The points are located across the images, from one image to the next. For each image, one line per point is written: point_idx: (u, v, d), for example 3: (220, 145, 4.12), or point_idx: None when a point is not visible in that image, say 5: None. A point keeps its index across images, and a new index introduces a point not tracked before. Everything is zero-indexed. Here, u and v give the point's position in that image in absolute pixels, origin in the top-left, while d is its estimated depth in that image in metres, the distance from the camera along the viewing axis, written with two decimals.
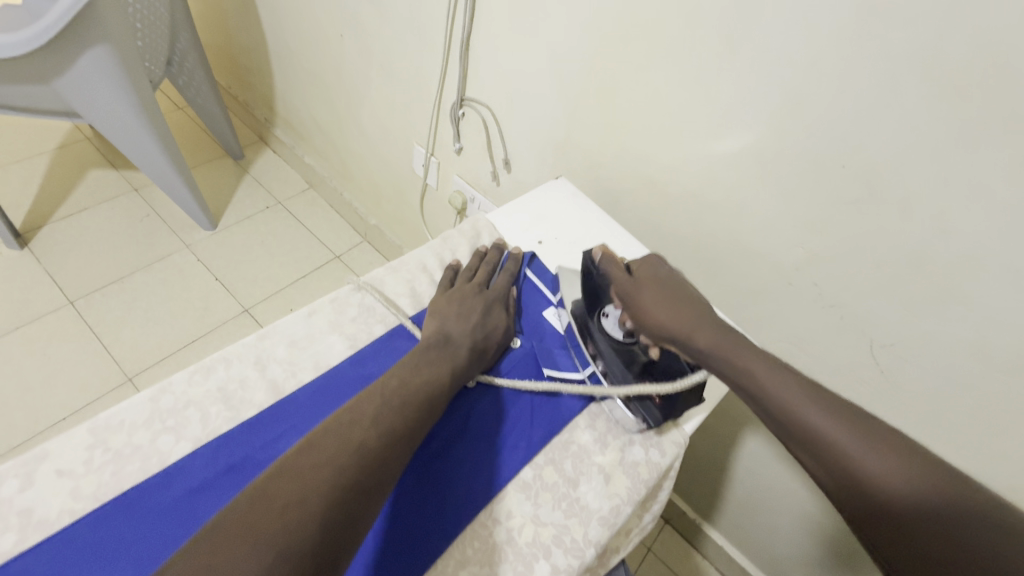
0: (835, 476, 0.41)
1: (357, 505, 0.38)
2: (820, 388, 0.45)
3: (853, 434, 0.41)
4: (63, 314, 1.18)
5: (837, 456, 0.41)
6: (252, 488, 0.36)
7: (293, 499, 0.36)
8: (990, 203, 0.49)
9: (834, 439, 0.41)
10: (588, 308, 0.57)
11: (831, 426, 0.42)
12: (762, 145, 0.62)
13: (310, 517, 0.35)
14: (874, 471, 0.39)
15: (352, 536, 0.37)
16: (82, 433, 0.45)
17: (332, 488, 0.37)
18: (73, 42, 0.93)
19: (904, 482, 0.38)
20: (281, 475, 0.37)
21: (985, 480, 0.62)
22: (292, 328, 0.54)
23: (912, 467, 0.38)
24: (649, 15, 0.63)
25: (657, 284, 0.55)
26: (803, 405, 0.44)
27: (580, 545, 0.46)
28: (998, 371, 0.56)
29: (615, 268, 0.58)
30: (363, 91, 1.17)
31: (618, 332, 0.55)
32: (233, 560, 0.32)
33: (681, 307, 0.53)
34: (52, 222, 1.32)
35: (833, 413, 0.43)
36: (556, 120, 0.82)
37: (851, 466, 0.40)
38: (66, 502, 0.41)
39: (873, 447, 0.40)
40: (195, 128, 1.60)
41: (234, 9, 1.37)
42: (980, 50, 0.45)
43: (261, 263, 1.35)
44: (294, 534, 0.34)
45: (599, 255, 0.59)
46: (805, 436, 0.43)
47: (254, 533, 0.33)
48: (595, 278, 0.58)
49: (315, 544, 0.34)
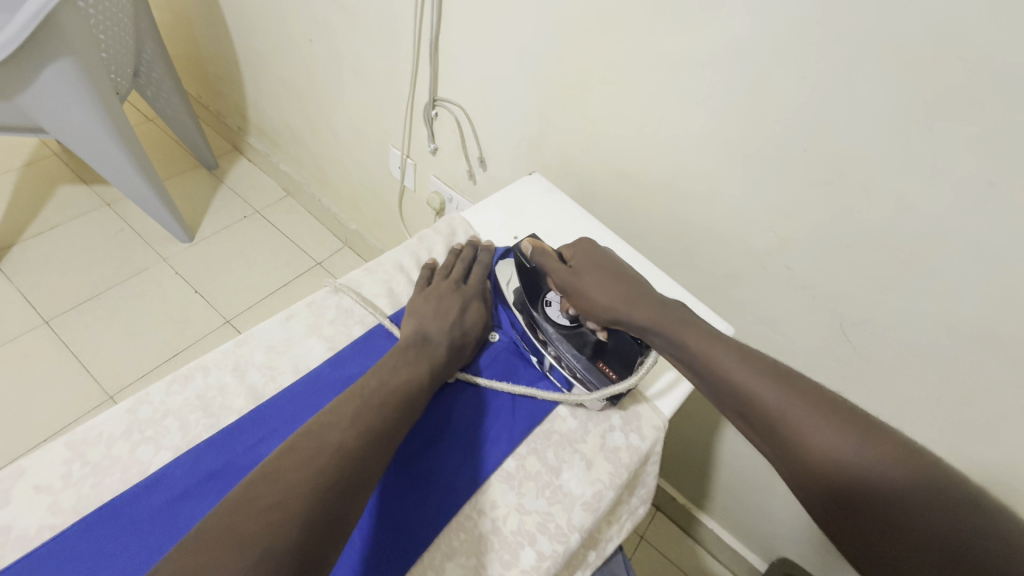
0: (764, 432, 0.44)
1: (341, 503, 0.37)
2: (747, 351, 0.48)
3: (777, 390, 0.44)
4: (39, 334, 1.16)
5: (760, 410, 0.44)
6: (234, 492, 0.36)
7: (275, 500, 0.35)
8: (946, 179, 0.51)
9: (758, 397, 0.44)
10: (531, 299, 0.58)
11: (772, 396, 0.44)
12: (729, 133, 0.63)
13: (295, 517, 0.35)
14: (793, 421, 0.42)
15: (338, 534, 0.36)
16: (58, 448, 0.44)
17: (312, 487, 0.37)
18: (35, 57, 0.92)
19: (818, 428, 0.41)
20: (263, 477, 0.36)
21: (954, 446, 0.65)
22: (269, 333, 0.54)
23: (830, 416, 0.41)
24: (612, 12, 0.64)
25: (594, 267, 0.56)
26: (737, 373, 0.46)
27: (564, 531, 0.47)
28: (962, 342, 0.58)
29: (549, 259, 0.58)
30: (336, 95, 1.16)
31: (563, 318, 0.57)
32: (217, 561, 0.31)
33: (618, 287, 0.55)
34: (21, 241, 1.29)
35: (768, 380, 0.45)
36: (528, 117, 0.83)
37: (774, 417, 0.43)
38: (44, 517, 0.41)
39: (811, 416, 0.42)
40: (167, 140, 1.58)
41: (201, 17, 1.35)
42: (929, 31, 0.46)
43: (240, 274, 1.34)
44: (279, 534, 0.33)
45: (529, 249, 0.60)
46: (736, 399, 0.46)
47: (238, 535, 0.33)
48: (530, 271, 0.60)
49: (301, 543, 0.34)
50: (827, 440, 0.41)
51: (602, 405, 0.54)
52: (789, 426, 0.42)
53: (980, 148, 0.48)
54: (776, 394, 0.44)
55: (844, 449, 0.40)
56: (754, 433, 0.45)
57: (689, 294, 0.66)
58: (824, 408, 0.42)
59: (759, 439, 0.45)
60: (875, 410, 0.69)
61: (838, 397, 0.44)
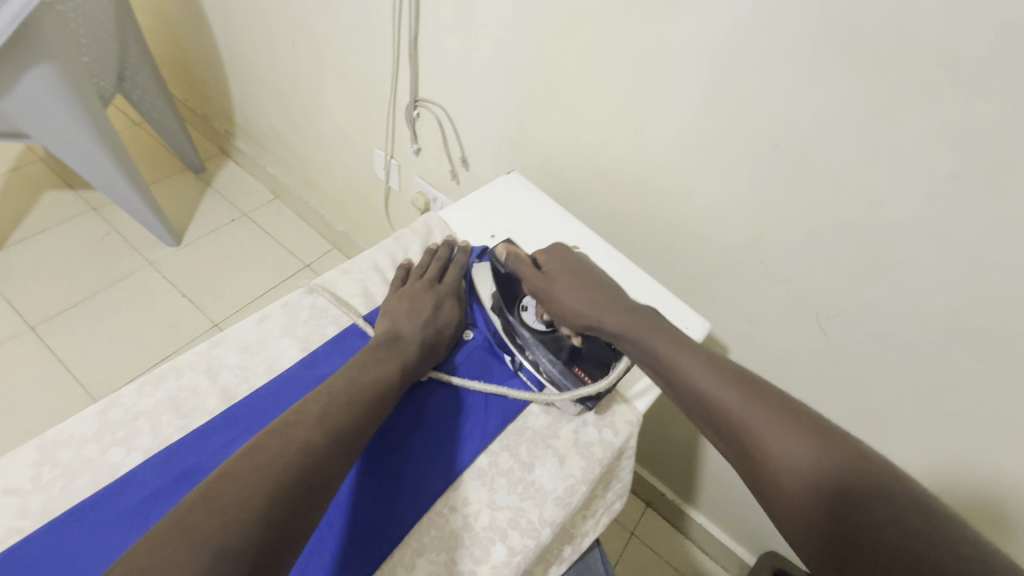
0: (726, 438, 0.43)
1: (302, 502, 0.38)
2: (714, 357, 0.47)
3: (734, 391, 0.44)
4: (24, 340, 1.16)
5: (722, 416, 0.44)
6: (194, 492, 0.36)
7: (234, 499, 0.35)
8: (913, 171, 0.52)
9: (721, 402, 0.44)
10: (507, 304, 0.58)
11: (734, 401, 0.43)
12: (702, 130, 0.64)
13: (253, 516, 0.35)
14: (748, 421, 0.42)
15: (299, 533, 0.37)
16: (28, 450, 0.44)
17: (274, 486, 0.37)
18: (15, 61, 0.91)
19: (778, 436, 0.41)
20: (224, 476, 0.37)
21: (932, 437, 0.65)
22: (243, 334, 0.54)
23: (791, 423, 0.41)
24: (585, 12, 0.65)
25: (567, 274, 0.57)
26: (701, 378, 0.46)
27: (536, 526, 0.47)
28: (936, 334, 0.58)
29: (523, 265, 0.59)
30: (320, 96, 1.16)
31: (538, 324, 0.57)
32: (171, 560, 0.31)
33: (589, 292, 0.55)
34: (7, 247, 1.29)
35: (731, 385, 0.45)
36: (508, 117, 0.84)
37: (736, 425, 0.43)
38: (13, 520, 0.41)
39: (771, 423, 0.41)
40: (153, 144, 1.58)
41: (185, 20, 1.35)
42: (892, 24, 0.47)
43: (228, 277, 1.34)
44: (235, 534, 0.33)
45: (503, 255, 0.61)
46: (700, 405, 0.45)
47: (193, 534, 0.33)
48: (505, 276, 0.60)
49: (257, 542, 0.34)
50: (786, 446, 0.40)
51: (578, 410, 0.54)
52: (750, 431, 0.42)
53: (944, 139, 0.49)
54: (738, 399, 0.44)
55: (802, 455, 0.39)
56: (714, 436, 0.45)
57: (666, 290, 0.66)
58: (781, 412, 0.42)
59: (719, 440, 0.45)
60: (854, 402, 0.70)
61: (800, 405, 0.43)
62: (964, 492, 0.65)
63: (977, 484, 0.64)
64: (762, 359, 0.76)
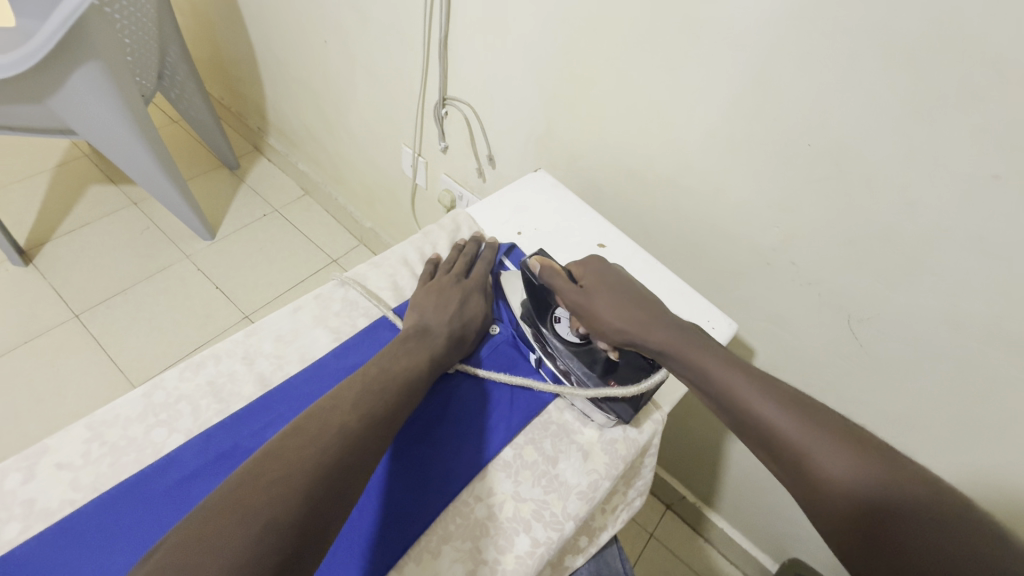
0: (783, 463, 0.42)
1: (343, 482, 0.39)
2: (764, 377, 0.46)
3: (784, 410, 0.43)
4: (69, 327, 1.21)
5: (777, 439, 0.42)
6: (242, 467, 0.37)
7: (279, 475, 0.37)
8: (949, 171, 0.50)
9: (777, 425, 0.42)
10: (540, 315, 0.58)
11: (790, 425, 0.42)
12: (733, 129, 0.63)
13: (296, 492, 0.36)
14: (799, 441, 0.41)
15: (340, 510, 0.38)
16: (79, 428, 0.47)
17: (316, 465, 0.38)
18: (65, 61, 0.96)
19: (837, 460, 0.39)
20: (269, 455, 0.38)
21: (968, 446, 0.64)
22: (278, 324, 0.56)
23: (851, 448, 0.39)
24: (615, 11, 0.65)
25: (604, 286, 0.56)
26: (753, 399, 0.44)
27: (559, 518, 0.48)
28: (974, 340, 0.57)
29: (559, 279, 0.57)
30: (350, 95, 1.19)
31: (572, 335, 0.57)
32: (224, 528, 0.33)
33: (630, 306, 0.54)
34: (54, 238, 1.35)
35: (786, 407, 0.43)
36: (535, 115, 0.84)
37: (792, 450, 0.41)
38: (66, 492, 0.44)
39: (831, 447, 0.40)
40: (190, 141, 1.63)
41: (222, 21, 1.39)
42: (932, 21, 0.46)
43: (259, 271, 1.38)
44: (281, 506, 0.35)
45: (536, 267, 0.59)
46: (754, 427, 0.44)
47: (242, 505, 0.34)
48: (538, 288, 0.59)
49: (300, 516, 0.35)
50: (847, 471, 0.38)
51: (614, 422, 0.53)
52: (807, 455, 0.40)
53: (986, 140, 0.47)
54: (795, 424, 0.42)
55: (863, 480, 0.38)
56: (767, 458, 0.44)
57: (694, 290, 0.66)
58: (841, 436, 0.40)
59: (772, 462, 0.43)
60: (886, 409, 0.68)
61: (855, 425, 0.42)
62: (1000, 504, 0.63)
63: (1013, 495, 0.62)
64: (790, 362, 0.75)
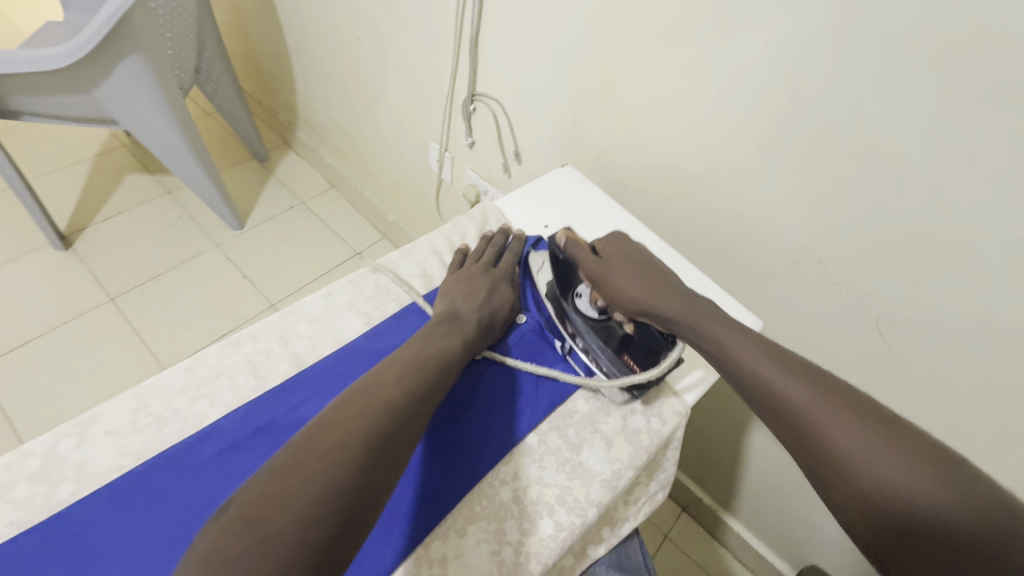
0: (788, 427, 0.44)
1: (393, 453, 0.40)
2: (773, 347, 0.48)
3: (792, 378, 0.45)
4: (105, 310, 1.26)
5: (785, 405, 0.44)
6: (298, 436, 0.39)
7: (336, 444, 0.38)
8: (985, 173, 0.50)
9: (786, 392, 0.44)
10: (561, 289, 0.60)
11: (798, 391, 0.44)
12: (763, 127, 0.63)
13: (353, 460, 0.38)
14: (807, 408, 0.43)
15: (391, 479, 0.40)
16: (126, 398, 0.49)
17: (369, 435, 0.40)
18: (110, 53, 1.00)
19: (843, 429, 0.41)
20: (325, 424, 0.40)
21: (996, 454, 0.63)
22: (312, 306, 0.58)
23: (857, 418, 0.41)
24: (647, 8, 0.65)
25: (622, 260, 0.58)
26: (762, 367, 0.46)
27: (582, 504, 0.49)
28: (1005, 345, 0.56)
29: (582, 251, 0.60)
30: (379, 90, 1.21)
31: (592, 310, 0.58)
32: (290, 489, 0.35)
33: (646, 279, 0.56)
34: (93, 224, 1.40)
35: (795, 375, 0.45)
36: (563, 111, 0.85)
37: (798, 415, 0.43)
38: (114, 458, 0.46)
39: (839, 416, 0.42)
40: (223, 133, 1.68)
41: (257, 17, 1.43)
42: (970, 21, 0.45)
43: (286, 261, 1.41)
44: (341, 473, 0.37)
45: (563, 240, 0.62)
46: (762, 393, 0.46)
47: (305, 470, 0.36)
48: (563, 261, 0.61)
49: (359, 482, 0.37)
50: (855, 441, 0.40)
51: (626, 398, 0.55)
52: (814, 422, 0.42)
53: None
54: (801, 391, 0.44)
55: (870, 451, 0.40)
56: (772, 424, 0.46)
57: (720, 288, 0.66)
58: (847, 406, 0.42)
59: (777, 427, 0.45)
60: (911, 413, 0.68)
61: (863, 397, 0.44)
62: None
63: None
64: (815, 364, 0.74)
